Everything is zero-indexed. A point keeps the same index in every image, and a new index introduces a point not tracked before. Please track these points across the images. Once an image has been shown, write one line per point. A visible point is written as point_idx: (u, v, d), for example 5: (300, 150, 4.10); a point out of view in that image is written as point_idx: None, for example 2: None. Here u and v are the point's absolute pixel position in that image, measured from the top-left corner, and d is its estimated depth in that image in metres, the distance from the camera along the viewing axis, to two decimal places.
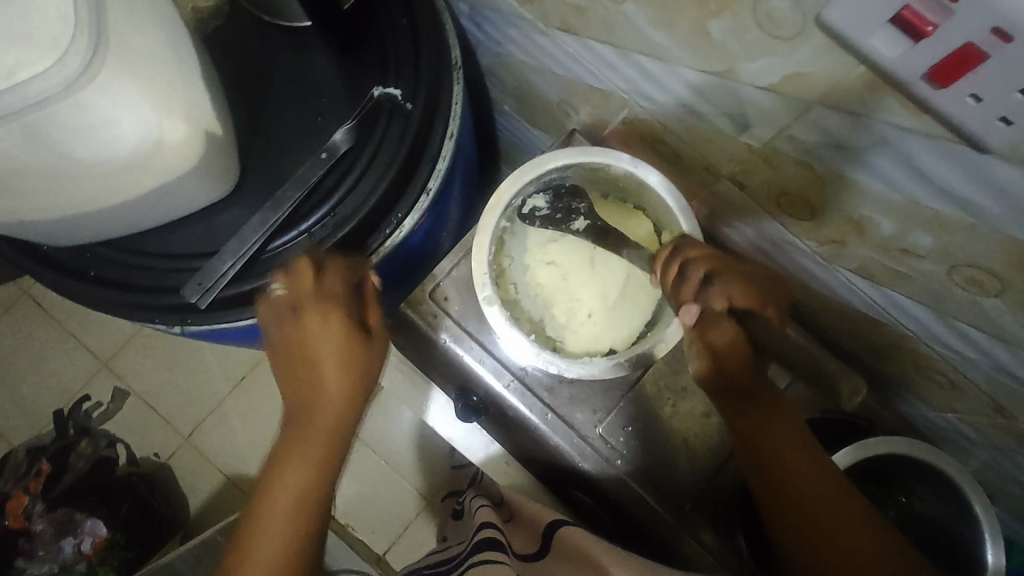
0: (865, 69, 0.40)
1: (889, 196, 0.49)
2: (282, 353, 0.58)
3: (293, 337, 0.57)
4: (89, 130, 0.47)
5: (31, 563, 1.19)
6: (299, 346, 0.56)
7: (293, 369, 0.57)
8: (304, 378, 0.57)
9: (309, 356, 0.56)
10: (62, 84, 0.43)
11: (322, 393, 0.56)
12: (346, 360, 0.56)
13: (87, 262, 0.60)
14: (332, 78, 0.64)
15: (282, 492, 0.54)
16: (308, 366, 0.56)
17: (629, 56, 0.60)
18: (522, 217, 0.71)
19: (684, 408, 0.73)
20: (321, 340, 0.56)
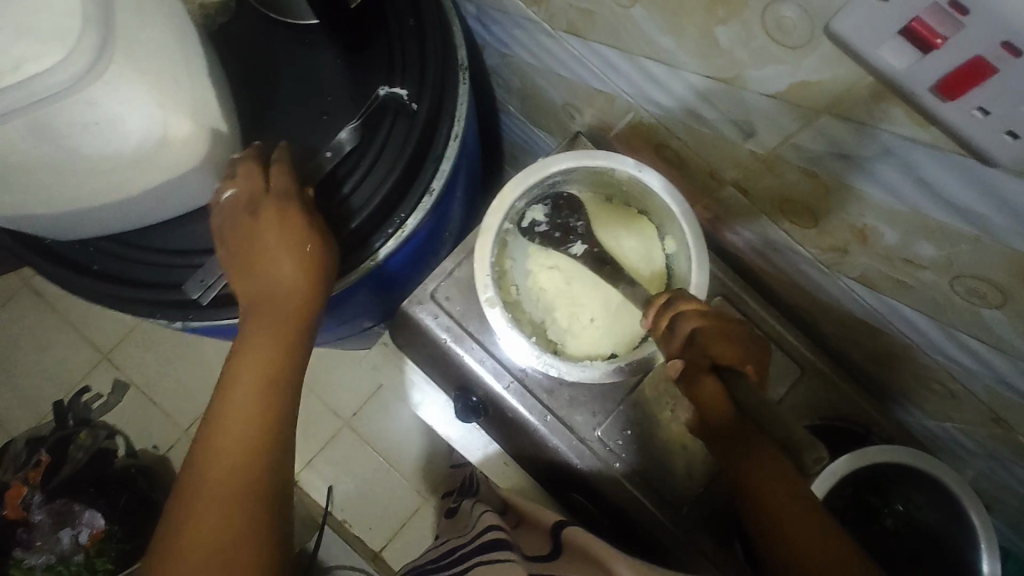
0: (872, 79, 0.40)
1: (893, 206, 0.49)
2: (231, 252, 0.56)
3: (244, 232, 0.56)
4: (95, 126, 0.47)
5: (30, 553, 1.18)
6: (249, 238, 0.55)
7: (245, 264, 0.56)
8: (262, 272, 0.56)
9: (262, 245, 0.55)
10: (70, 80, 0.43)
11: (278, 280, 0.55)
12: (300, 241, 0.55)
13: (91, 256, 0.60)
14: (338, 76, 0.64)
15: (241, 384, 0.51)
16: (260, 256, 0.55)
17: (635, 60, 0.59)
18: (521, 231, 0.71)
19: (683, 412, 0.73)
20: (271, 226, 0.55)
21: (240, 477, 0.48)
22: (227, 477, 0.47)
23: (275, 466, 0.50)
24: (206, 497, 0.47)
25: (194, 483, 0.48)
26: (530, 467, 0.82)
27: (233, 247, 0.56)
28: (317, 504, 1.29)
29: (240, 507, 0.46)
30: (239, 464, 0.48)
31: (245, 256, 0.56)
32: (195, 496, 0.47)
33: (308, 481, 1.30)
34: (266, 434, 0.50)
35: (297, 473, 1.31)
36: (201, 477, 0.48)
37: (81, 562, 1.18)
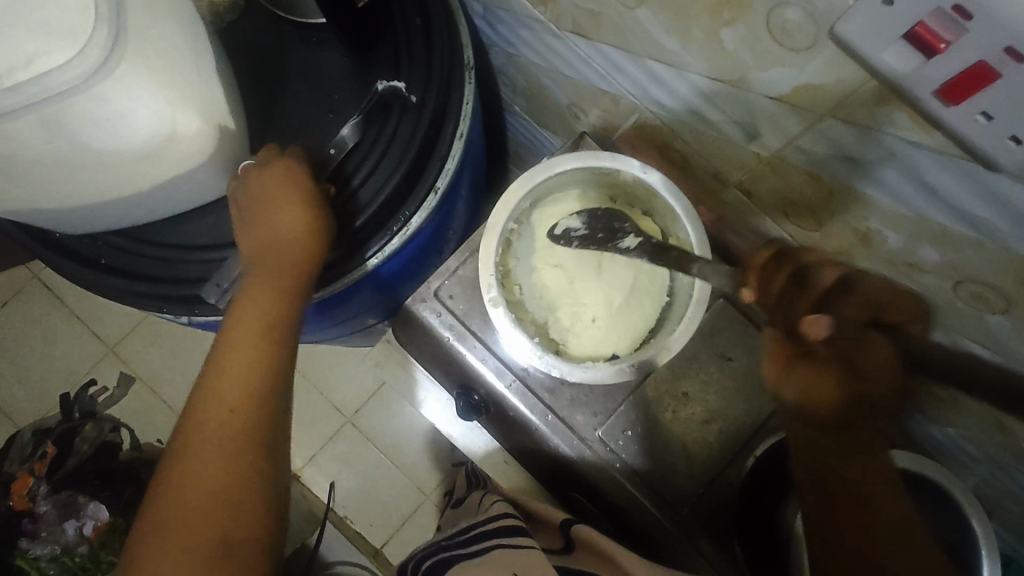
0: (876, 83, 0.40)
1: (896, 210, 0.49)
2: (238, 206, 0.58)
3: (250, 187, 0.57)
4: (106, 123, 0.47)
5: (34, 543, 1.20)
6: (254, 193, 0.57)
7: (250, 219, 0.57)
8: (262, 233, 0.57)
9: (266, 199, 0.56)
10: (81, 77, 0.44)
11: (279, 234, 0.56)
12: (304, 198, 0.56)
13: (98, 250, 0.61)
14: (345, 74, 0.65)
15: (242, 332, 0.53)
16: (265, 211, 0.56)
17: (640, 61, 0.60)
18: (554, 237, 0.69)
19: (684, 413, 0.74)
20: (279, 183, 0.57)
21: (242, 419, 0.50)
22: (230, 419, 0.50)
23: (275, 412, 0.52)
24: (207, 438, 0.49)
25: (195, 426, 0.49)
26: (531, 467, 0.82)
27: (241, 201, 0.57)
28: (319, 500, 1.30)
29: (240, 446, 0.49)
30: (242, 407, 0.50)
31: (250, 210, 0.57)
32: (198, 435, 0.49)
33: (310, 476, 1.31)
34: (266, 383, 0.52)
35: (299, 469, 1.32)
36: (203, 418, 0.49)
37: (86, 553, 1.19)
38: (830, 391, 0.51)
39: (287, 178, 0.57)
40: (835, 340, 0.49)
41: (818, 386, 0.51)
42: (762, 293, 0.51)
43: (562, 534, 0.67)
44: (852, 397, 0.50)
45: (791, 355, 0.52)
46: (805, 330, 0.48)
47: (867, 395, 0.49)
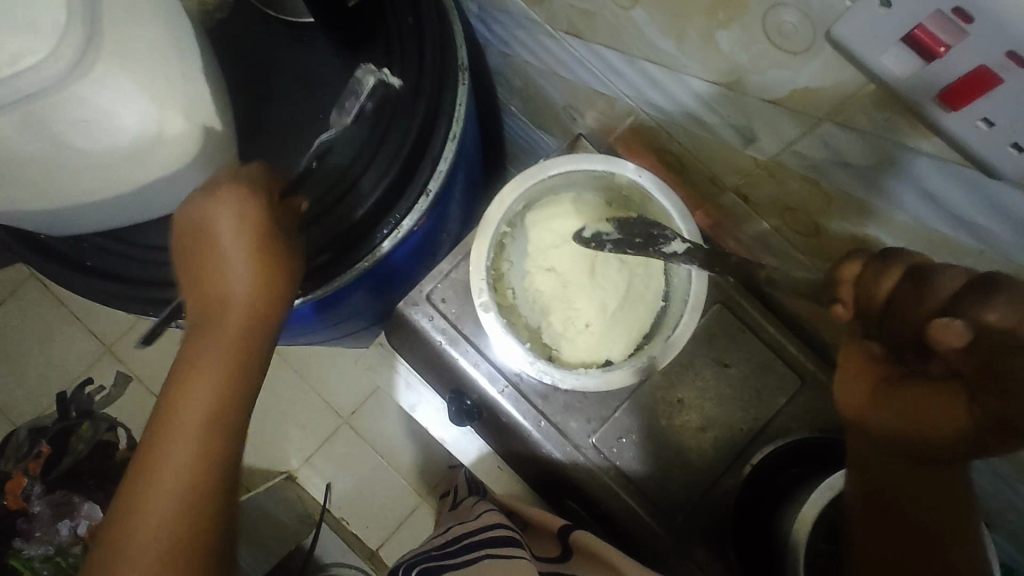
0: (875, 87, 0.39)
1: (896, 217, 0.48)
2: (179, 253, 0.51)
3: (189, 230, 0.51)
4: (82, 123, 0.46)
5: (28, 543, 1.19)
6: (195, 240, 0.51)
7: (190, 268, 0.51)
8: (207, 286, 0.50)
9: (209, 249, 0.50)
10: (53, 78, 0.43)
11: (227, 285, 0.50)
12: (258, 246, 0.50)
13: (85, 252, 0.60)
14: (336, 75, 0.64)
15: (184, 406, 0.47)
16: (208, 259, 0.50)
17: (636, 62, 0.59)
18: (586, 240, 0.67)
19: (680, 420, 0.72)
20: (224, 227, 0.50)
21: (184, 508, 0.45)
22: (169, 509, 0.45)
23: (224, 493, 0.47)
24: (142, 534, 0.44)
25: (129, 517, 0.45)
26: (525, 473, 0.80)
27: (182, 247, 0.51)
28: (314, 501, 1.30)
29: (183, 537, 0.45)
30: (183, 494, 0.45)
31: (193, 258, 0.51)
32: (133, 529, 0.44)
33: (306, 478, 1.31)
34: (211, 464, 0.47)
35: (295, 470, 1.32)
36: (136, 513, 0.45)
37: (79, 553, 1.19)
38: (959, 417, 0.41)
39: (234, 222, 0.50)
40: (970, 350, 0.36)
41: (949, 410, 0.42)
42: (861, 311, 0.44)
43: (558, 543, 0.66)
44: (983, 419, 0.40)
45: (882, 377, 0.47)
46: (933, 339, 0.36)
47: (1006, 421, 0.38)
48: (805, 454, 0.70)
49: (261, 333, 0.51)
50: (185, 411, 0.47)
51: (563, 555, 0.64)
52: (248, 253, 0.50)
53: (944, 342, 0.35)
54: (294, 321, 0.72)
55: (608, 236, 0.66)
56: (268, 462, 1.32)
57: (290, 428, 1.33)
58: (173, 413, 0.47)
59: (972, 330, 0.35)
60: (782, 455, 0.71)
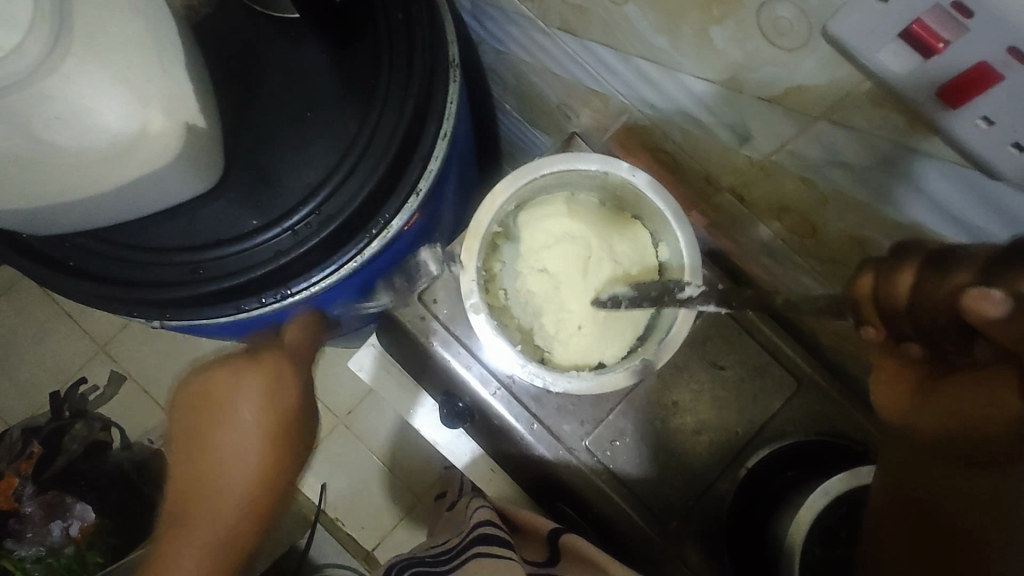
0: (872, 85, 0.38)
1: (896, 219, 0.47)
2: (191, 406, 0.64)
3: (208, 391, 0.64)
4: (56, 120, 0.47)
5: (19, 545, 1.19)
6: (211, 394, 0.64)
7: (195, 435, 0.63)
8: (215, 436, 0.63)
9: (235, 388, 0.64)
10: (22, 72, 0.44)
11: (227, 462, 0.62)
12: (264, 411, 0.64)
13: (68, 251, 0.59)
14: (324, 72, 0.62)
15: (194, 534, 0.60)
16: (218, 416, 0.63)
17: (630, 60, 0.57)
18: (602, 301, 0.66)
19: (675, 424, 0.72)
20: (237, 405, 0.64)
21: None
22: None
23: None
24: None
25: None
26: (519, 477, 0.79)
27: (191, 410, 0.64)
28: (309, 501, 1.29)
29: None
30: None
31: (200, 417, 0.64)
32: None
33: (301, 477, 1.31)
34: None
35: None
36: None
37: (71, 555, 1.19)
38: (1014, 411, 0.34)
39: (247, 386, 0.64)
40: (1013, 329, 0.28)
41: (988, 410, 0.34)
42: (894, 325, 0.34)
43: (547, 545, 0.66)
44: None
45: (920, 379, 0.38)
46: (965, 312, 0.28)
47: None
48: (805, 458, 0.70)
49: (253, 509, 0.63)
50: (186, 547, 0.59)
51: (551, 555, 0.63)
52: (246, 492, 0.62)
53: (978, 318, 0.28)
54: (282, 323, 0.71)
55: (624, 300, 0.64)
56: None
57: None
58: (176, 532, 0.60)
59: (1016, 297, 0.27)
60: (778, 460, 0.70)
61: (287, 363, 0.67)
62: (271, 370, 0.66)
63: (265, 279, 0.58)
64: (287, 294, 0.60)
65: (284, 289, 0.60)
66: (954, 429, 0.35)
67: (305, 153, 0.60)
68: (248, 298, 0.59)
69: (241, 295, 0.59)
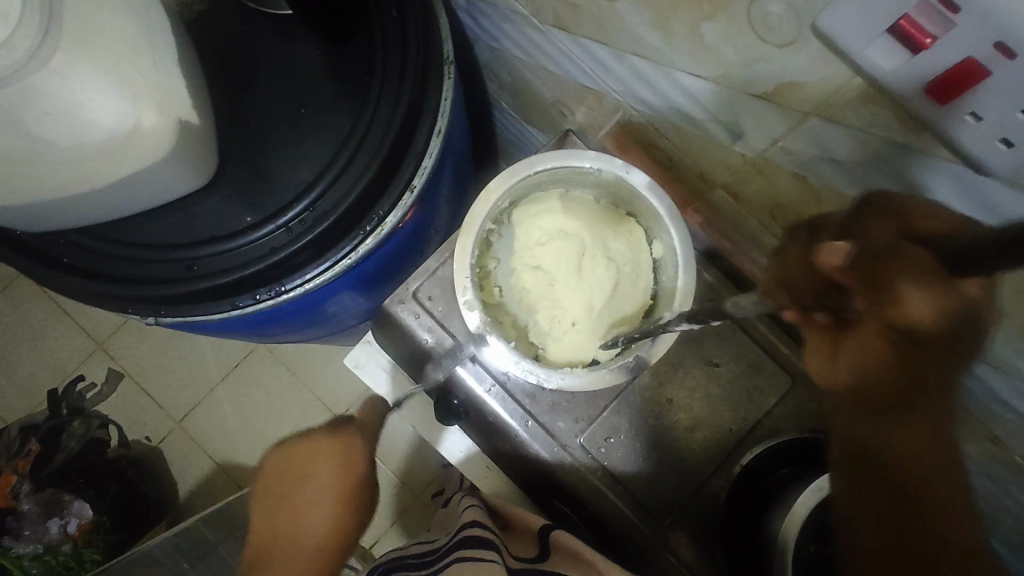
0: (862, 81, 0.38)
1: None
2: (281, 475, 0.80)
3: (295, 459, 0.80)
4: (44, 116, 0.46)
5: (18, 541, 1.16)
6: (300, 458, 0.80)
7: (284, 491, 0.78)
8: (302, 497, 0.77)
9: (321, 462, 0.79)
10: (10, 68, 0.43)
11: (305, 525, 0.75)
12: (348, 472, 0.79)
13: (62, 248, 0.59)
14: (317, 68, 0.62)
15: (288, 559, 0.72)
16: (303, 484, 0.78)
17: (623, 57, 0.57)
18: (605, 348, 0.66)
19: (669, 421, 0.72)
20: (323, 466, 0.78)
21: None
22: None
23: None
24: None
25: None
26: (514, 474, 0.78)
27: (281, 473, 0.80)
28: None
29: None
30: None
31: (290, 482, 0.79)
32: None
33: None
34: None
35: None
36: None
37: (69, 552, 1.17)
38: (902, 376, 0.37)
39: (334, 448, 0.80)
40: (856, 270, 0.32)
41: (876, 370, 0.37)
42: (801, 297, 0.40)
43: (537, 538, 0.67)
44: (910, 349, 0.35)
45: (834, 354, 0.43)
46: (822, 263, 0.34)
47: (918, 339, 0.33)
48: (795, 453, 0.69)
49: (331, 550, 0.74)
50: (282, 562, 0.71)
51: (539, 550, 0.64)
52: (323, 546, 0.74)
53: (830, 266, 0.34)
54: (277, 321, 0.70)
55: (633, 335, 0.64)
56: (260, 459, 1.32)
57: (282, 426, 1.33)
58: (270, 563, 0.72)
59: (848, 248, 0.33)
60: (772, 458, 0.70)
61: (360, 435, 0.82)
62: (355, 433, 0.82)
63: (260, 276, 0.58)
64: (280, 291, 0.60)
65: (279, 285, 0.59)
66: (876, 371, 0.37)
67: (298, 149, 0.60)
68: (241, 294, 0.59)
69: (235, 292, 0.59)
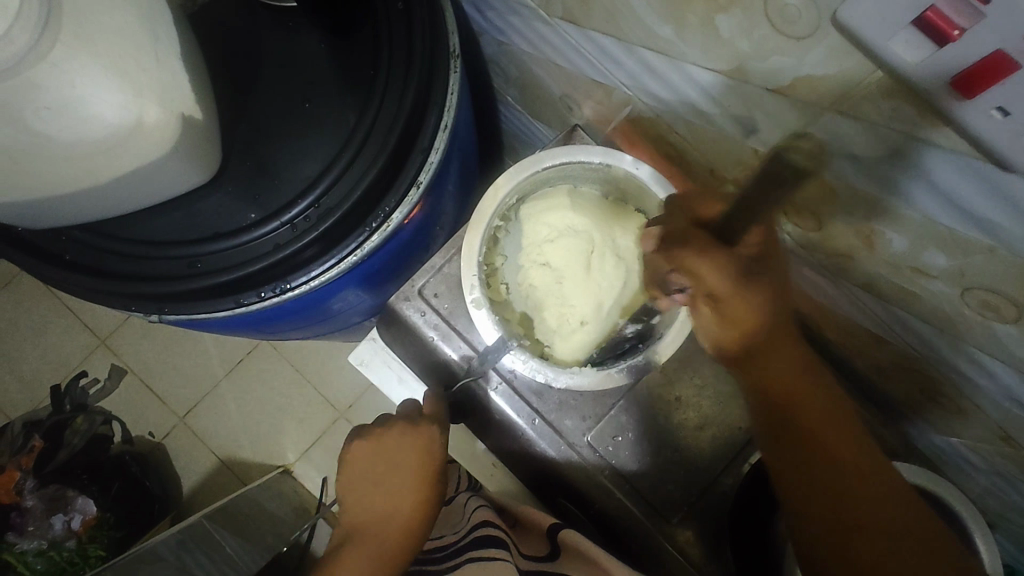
0: (883, 74, 0.37)
1: (903, 211, 0.46)
2: (366, 469, 0.69)
3: (385, 451, 0.69)
4: (43, 110, 0.46)
5: (22, 538, 1.16)
6: (386, 452, 0.69)
7: (368, 482, 0.68)
8: (381, 481, 0.67)
9: (404, 454, 0.68)
10: (11, 59, 0.43)
11: (391, 506, 0.64)
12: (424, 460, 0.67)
13: (64, 245, 0.58)
14: (323, 62, 0.61)
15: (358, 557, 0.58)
16: (391, 473, 0.67)
17: (633, 50, 0.56)
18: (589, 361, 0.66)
19: (677, 419, 0.71)
20: (401, 451, 0.68)
21: None
22: None
23: None
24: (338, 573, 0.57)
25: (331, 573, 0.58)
26: (520, 470, 0.78)
27: (365, 465, 0.69)
28: (311, 494, 1.29)
29: None
30: None
31: (380, 470, 0.68)
32: None
33: (302, 471, 1.31)
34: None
35: (292, 462, 1.32)
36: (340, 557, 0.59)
37: (73, 548, 1.16)
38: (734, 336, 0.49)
39: (413, 438, 0.68)
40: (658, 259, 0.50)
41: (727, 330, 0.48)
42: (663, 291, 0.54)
43: (547, 539, 0.67)
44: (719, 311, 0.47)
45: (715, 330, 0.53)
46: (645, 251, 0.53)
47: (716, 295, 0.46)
48: None
49: (414, 542, 0.61)
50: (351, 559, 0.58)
51: (551, 552, 0.64)
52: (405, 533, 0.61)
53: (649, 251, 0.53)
54: (281, 318, 0.69)
55: (630, 339, 0.66)
56: (264, 454, 1.32)
57: (286, 421, 1.33)
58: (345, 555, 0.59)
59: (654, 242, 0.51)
60: None
61: (438, 431, 0.69)
62: (435, 424, 0.69)
63: (265, 273, 0.57)
64: (285, 288, 0.59)
65: (285, 283, 0.59)
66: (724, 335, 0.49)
67: (303, 144, 0.59)
68: (246, 292, 0.58)
69: (239, 289, 0.58)
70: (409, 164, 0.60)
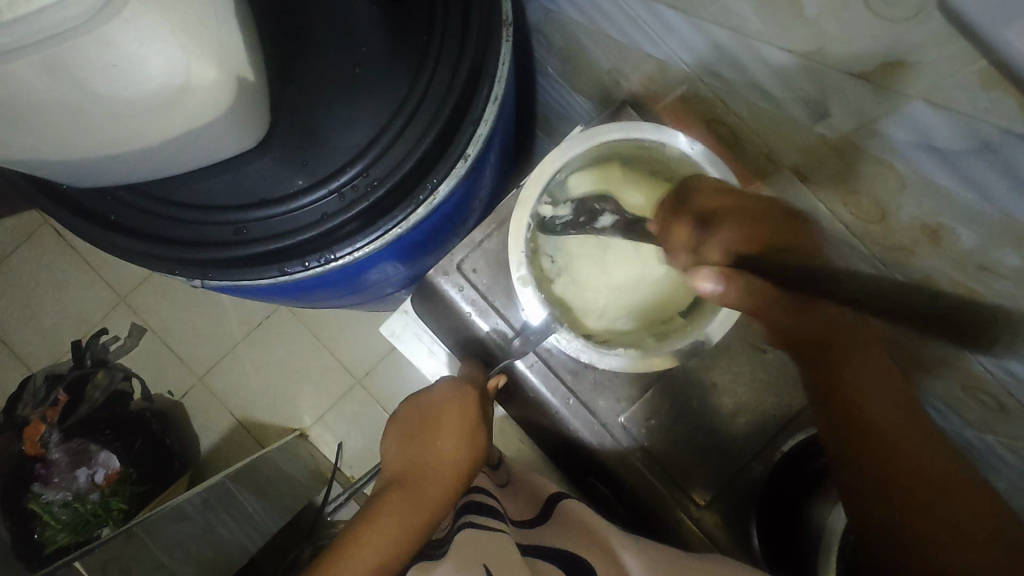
0: (987, 62, 0.34)
1: (980, 207, 0.44)
2: (409, 422, 0.65)
3: (428, 407, 0.65)
4: (30, 47, 0.40)
5: (47, 488, 1.19)
6: (429, 411, 0.65)
7: (408, 435, 0.64)
8: (422, 434, 0.63)
9: (446, 414, 0.64)
10: (75, 20, 0.39)
11: (429, 456, 0.60)
12: (463, 420, 0.63)
13: (109, 206, 0.57)
14: (370, 21, 0.58)
15: (396, 502, 0.54)
16: (433, 427, 0.63)
17: (700, 25, 0.54)
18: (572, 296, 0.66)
19: (711, 403, 0.71)
20: (443, 409, 0.64)
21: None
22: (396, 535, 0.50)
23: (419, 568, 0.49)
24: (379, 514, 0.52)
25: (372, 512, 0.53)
26: (550, 445, 0.80)
27: (409, 419, 0.66)
28: (326, 458, 1.31)
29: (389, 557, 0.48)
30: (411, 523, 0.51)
31: (422, 425, 0.64)
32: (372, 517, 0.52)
33: (318, 435, 1.32)
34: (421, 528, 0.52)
35: (308, 426, 1.33)
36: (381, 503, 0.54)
37: (96, 500, 1.18)
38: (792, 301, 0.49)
39: (453, 403, 0.64)
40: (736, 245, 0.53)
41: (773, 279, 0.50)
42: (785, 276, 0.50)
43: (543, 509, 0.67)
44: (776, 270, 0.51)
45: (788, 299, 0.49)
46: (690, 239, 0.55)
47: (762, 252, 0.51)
48: None
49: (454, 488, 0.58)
50: (391, 503, 0.54)
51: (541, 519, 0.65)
52: (449, 483, 0.57)
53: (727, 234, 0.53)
54: (318, 288, 0.69)
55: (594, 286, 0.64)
56: (280, 417, 1.33)
57: (302, 385, 1.34)
58: (385, 500, 0.55)
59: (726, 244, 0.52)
60: None
61: (476, 395, 0.66)
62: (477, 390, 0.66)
63: (310, 244, 0.57)
64: (330, 258, 0.57)
65: (327, 253, 0.57)
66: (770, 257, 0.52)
67: (352, 110, 0.57)
68: (291, 260, 0.57)
69: (284, 257, 0.57)
70: (456, 134, 0.58)
